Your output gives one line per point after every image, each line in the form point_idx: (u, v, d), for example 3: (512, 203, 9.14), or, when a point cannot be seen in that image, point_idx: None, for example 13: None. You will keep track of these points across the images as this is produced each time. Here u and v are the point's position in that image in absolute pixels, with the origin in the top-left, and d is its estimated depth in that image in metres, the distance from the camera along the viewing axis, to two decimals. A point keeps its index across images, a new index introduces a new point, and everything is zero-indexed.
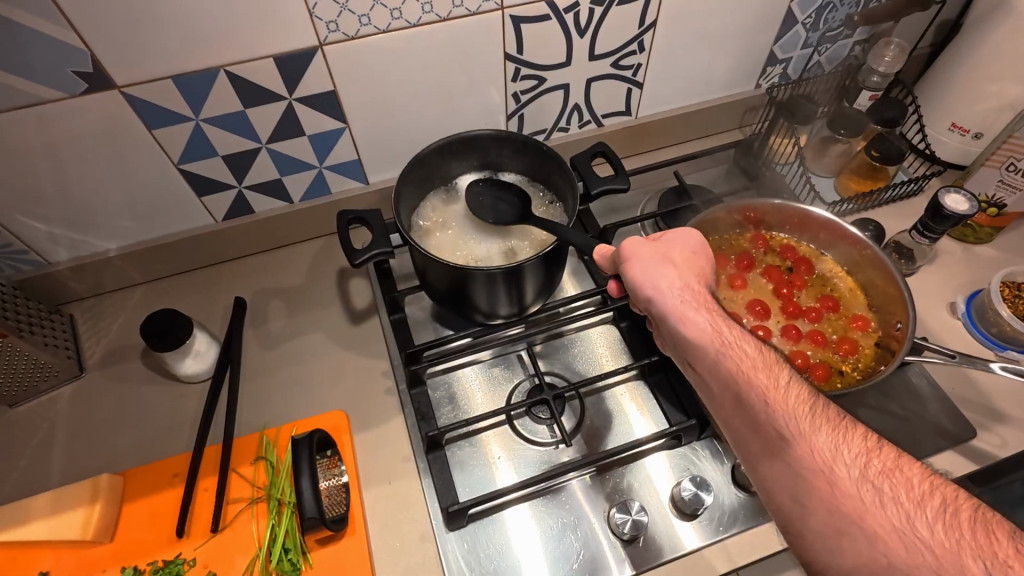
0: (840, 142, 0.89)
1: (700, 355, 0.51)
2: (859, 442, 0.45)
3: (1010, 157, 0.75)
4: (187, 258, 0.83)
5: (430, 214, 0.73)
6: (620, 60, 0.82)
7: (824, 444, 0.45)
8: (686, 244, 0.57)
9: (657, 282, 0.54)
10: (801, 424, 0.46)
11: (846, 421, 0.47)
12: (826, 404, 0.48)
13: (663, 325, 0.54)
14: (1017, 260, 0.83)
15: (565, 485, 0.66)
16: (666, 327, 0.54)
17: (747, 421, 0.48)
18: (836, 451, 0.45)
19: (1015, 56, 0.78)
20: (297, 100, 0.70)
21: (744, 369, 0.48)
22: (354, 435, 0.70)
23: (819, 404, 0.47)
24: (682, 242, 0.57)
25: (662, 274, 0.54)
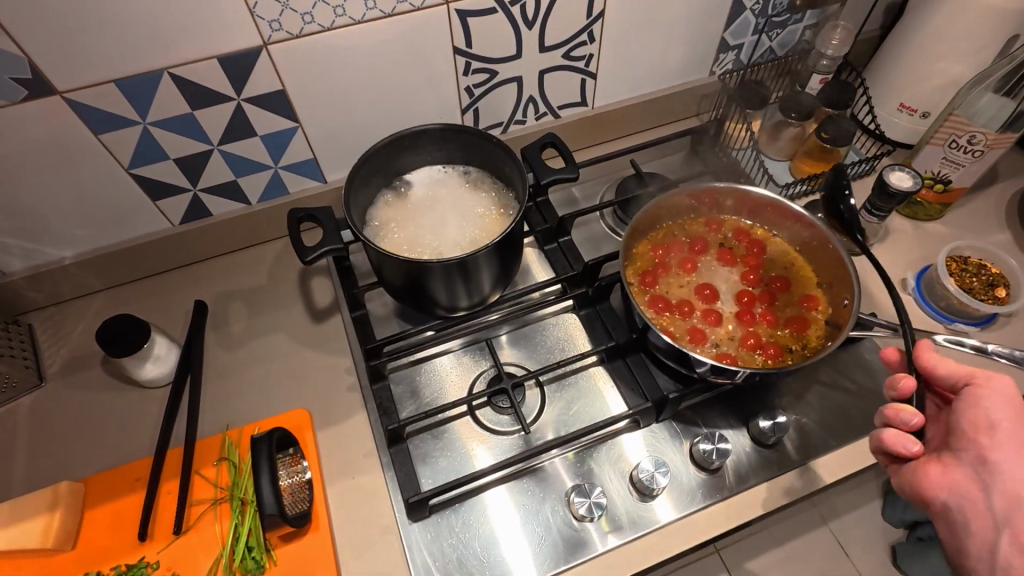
0: (791, 126, 0.90)
1: None
2: None
3: (952, 134, 0.77)
4: (146, 264, 0.82)
5: (383, 208, 0.73)
6: (571, 51, 0.82)
7: None
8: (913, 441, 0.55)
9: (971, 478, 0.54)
10: None
11: None
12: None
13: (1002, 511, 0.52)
14: (966, 235, 0.85)
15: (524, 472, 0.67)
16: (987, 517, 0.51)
17: None
18: None
19: (955, 35, 0.80)
20: (245, 101, 0.70)
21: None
22: (318, 432, 0.70)
23: None
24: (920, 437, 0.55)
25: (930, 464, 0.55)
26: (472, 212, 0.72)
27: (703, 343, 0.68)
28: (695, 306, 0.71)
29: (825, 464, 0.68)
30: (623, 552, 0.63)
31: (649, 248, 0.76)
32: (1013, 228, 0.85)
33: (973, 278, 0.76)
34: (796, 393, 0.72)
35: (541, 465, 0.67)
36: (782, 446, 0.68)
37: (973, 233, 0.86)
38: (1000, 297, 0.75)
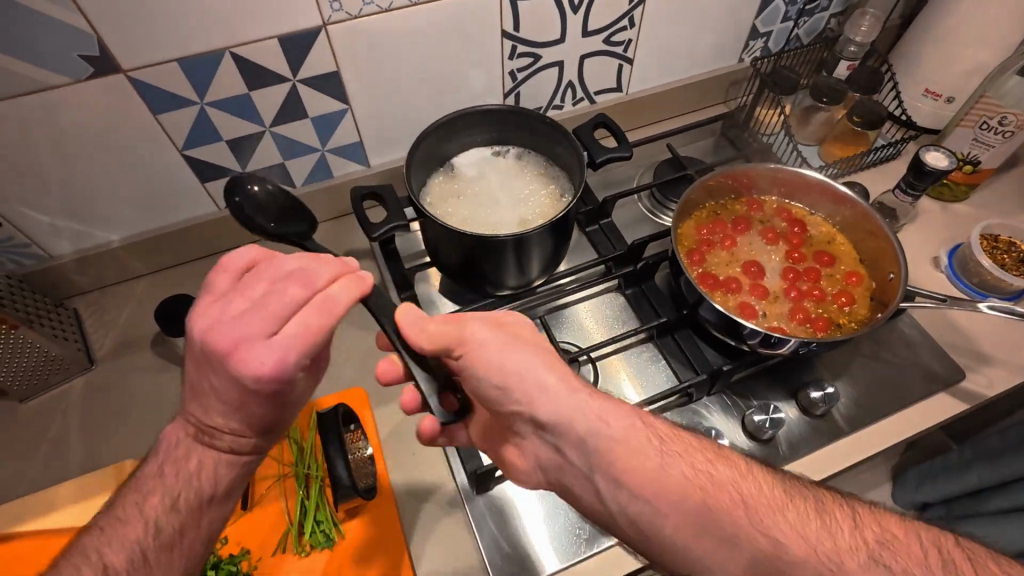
0: (822, 110, 0.92)
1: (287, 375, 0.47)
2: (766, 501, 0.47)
3: (983, 116, 0.79)
4: (191, 248, 0.82)
5: (438, 187, 0.74)
6: (611, 36, 0.84)
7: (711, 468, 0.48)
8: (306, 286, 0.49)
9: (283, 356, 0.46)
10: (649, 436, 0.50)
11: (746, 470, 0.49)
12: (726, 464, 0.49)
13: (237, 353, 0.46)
14: (991, 215, 0.88)
15: None
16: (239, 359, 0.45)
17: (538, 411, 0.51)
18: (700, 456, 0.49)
19: (984, 21, 0.83)
20: (299, 82, 0.71)
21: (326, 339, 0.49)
22: (375, 410, 0.71)
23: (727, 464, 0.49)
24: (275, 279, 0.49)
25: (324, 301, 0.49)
26: (523, 193, 0.73)
27: (754, 317, 0.70)
28: (743, 283, 0.73)
29: (871, 435, 0.69)
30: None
31: (694, 227, 0.78)
32: None
33: (1005, 255, 0.79)
34: (839, 367, 0.74)
35: None
36: (830, 416, 0.70)
37: (998, 214, 0.89)
38: None
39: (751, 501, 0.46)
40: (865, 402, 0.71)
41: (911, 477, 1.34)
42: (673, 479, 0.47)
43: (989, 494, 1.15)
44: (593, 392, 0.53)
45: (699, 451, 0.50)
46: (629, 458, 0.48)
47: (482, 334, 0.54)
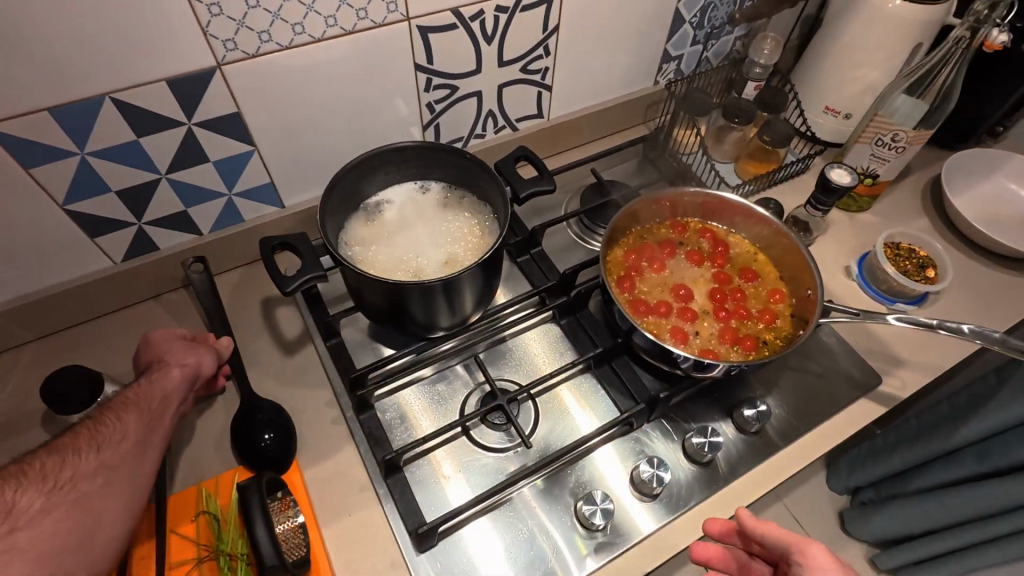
0: (735, 129, 0.95)
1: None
2: None
3: (878, 133, 0.84)
4: (82, 308, 0.74)
5: (359, 228, 0.70)
6: (528, 65, 0.83)
7: None
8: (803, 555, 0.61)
9: (806, 547, 0.61)
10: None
11: None
12: None
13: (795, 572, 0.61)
14: (893, 222, 0.94)
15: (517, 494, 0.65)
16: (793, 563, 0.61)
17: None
18: None
19: (870, 43, 0.89)
20: (196, 125, 0.65)
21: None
22: (304, 472, 0.66)
23: None
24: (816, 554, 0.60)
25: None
26: (448, 229, 0.70)
27: (687, 341, 0.71)
28: (674, 307, 0.74)
29: (804, 446, 0.71)
30: (633, 554, 0.63)
31: (622, 253, 0.78)
32: (930, 215, 0.95)
33: (907, 262, 0.84)
34: (770, 381, 0.76)
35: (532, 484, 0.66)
36: (763, 432, 0.72)
37: (898, 221, 0.95)
38: (930, 277, 0.83)
39: None
40: (796, 413, 0.73)
41: (844, 465, 1.40)
42: None
43: (911, 475, 1.22)
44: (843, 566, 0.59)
45: None
46: None
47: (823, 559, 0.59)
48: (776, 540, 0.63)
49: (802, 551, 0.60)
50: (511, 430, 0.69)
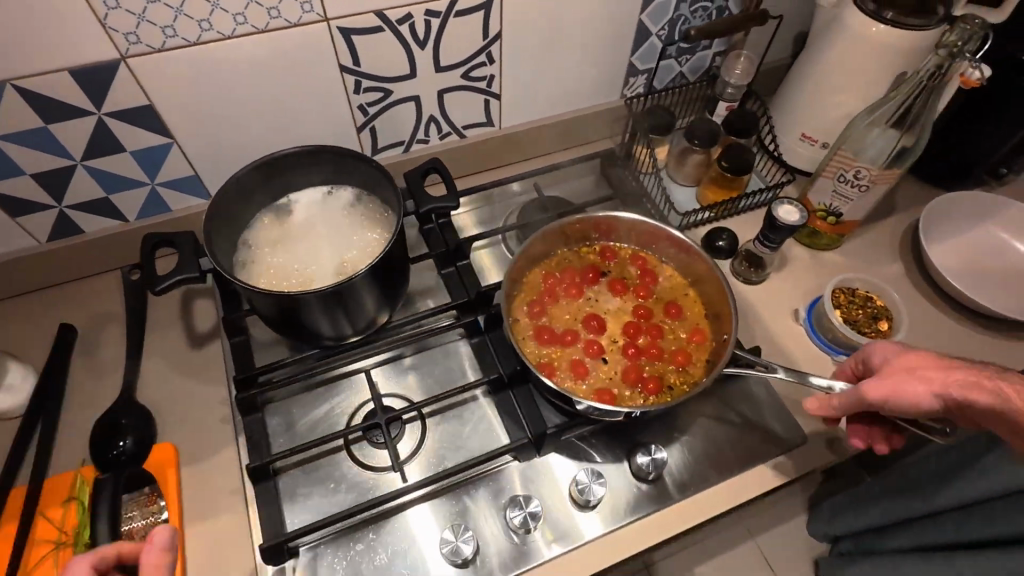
0: (695, 152, 0.89)
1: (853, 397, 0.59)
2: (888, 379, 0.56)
3: (840, 168, 0.77)
4: (7, 284, 0.76)
5: (263, 231, 0.69)
6: (470, 71, 0.80)
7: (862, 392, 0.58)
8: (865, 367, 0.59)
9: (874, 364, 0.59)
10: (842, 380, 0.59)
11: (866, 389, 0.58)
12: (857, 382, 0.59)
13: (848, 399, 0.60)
14: (860, 265, 0.87)
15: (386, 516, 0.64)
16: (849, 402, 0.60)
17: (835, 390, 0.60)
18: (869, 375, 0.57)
19: (850, 69, 0.81)
20: (107, 116, 0.66)
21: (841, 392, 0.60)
22: (183, 469, 0.66)
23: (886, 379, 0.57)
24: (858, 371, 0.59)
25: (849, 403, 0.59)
26: (351, 239, 0.69)
27: (585, 376, 0.67)
28: (581, 338, 0.70)
29: (706, 500, 0.67)
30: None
31: (538, 275, 0.75)
32: (905, 260, 0.88)
33: (859, 311, 0.77)
34: (683, 427, 0.71)
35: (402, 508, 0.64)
36: (660, 481, 0.67)
37: (867, 264, 0.87)
38: (883, 330, 0.76)
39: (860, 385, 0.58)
40: (703, 464, 0.69)
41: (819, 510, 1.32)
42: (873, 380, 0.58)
43: None
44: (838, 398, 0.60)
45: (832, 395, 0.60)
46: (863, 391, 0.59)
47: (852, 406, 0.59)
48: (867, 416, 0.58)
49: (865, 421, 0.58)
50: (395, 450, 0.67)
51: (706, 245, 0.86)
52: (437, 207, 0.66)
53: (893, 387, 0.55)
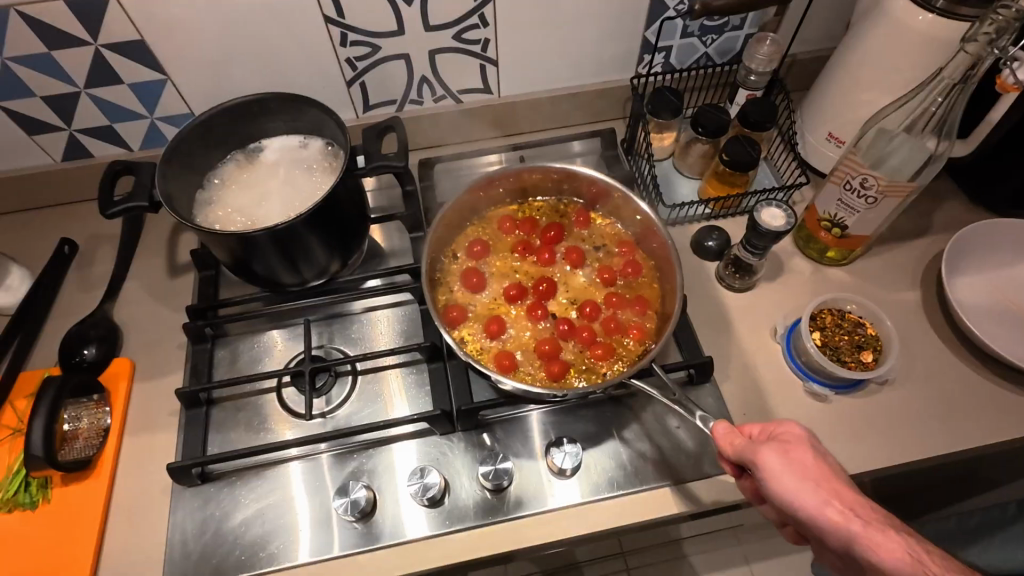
0: (701, 143, 0.84)
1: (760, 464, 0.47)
2: (818, 484, 0.45)
3: (847, 175, 0.69)
4: (28, 196, 0.84)
5: (227, 173, 0.71)
6: (462, 33, 0.78)
7: (772, 464, 0.47)
8: (780, 448, 0.48)
9: (790, 448, 0.48)
10: (759, 443, 0.49)
11: (788, 470, 0.46)
12: (787, 454, 0.47)
13: (746, 458, 0.48)
14: (867, 287, 0.78)
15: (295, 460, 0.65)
16: (747, 460, 0.48)
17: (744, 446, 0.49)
18: (801, 471, 0.46)
19: (886, 63, 0.71)
20: (103, 47, 0.70)
21: (743, 447, 0.49)
22: (135, 384, 0.71)
23: (827, 490, 0.45)
24: (776, 448, 0.48)
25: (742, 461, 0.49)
26: (310, 189, 0.69)
27: (499, 335, 0.68)
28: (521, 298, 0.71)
29: (620, 506, 0.63)
30: (366, 560, 0.60)
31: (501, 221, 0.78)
32: (924, 289, 0.77)
33: (842, 336, 0.70)
34: (616, 429, 0.67)
35: (313, 455, 0.65)
36: (577, 479, 0.64)
37: (876, 286, 0.78)
38: (866, 361, 0.68)
39: (782, 465, 0.46)
40: (627, 470, 0.65)
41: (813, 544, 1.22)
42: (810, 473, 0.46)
43: None
44: (741, 452, 0.49)
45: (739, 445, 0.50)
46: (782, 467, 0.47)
47: (764, 465, 0.47)
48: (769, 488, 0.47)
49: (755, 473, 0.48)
50: (322, 399, 0.69)
51: (694, 245, 0.80)
52: (387, 167, 0.66)
53: (800, 473, 0.46)
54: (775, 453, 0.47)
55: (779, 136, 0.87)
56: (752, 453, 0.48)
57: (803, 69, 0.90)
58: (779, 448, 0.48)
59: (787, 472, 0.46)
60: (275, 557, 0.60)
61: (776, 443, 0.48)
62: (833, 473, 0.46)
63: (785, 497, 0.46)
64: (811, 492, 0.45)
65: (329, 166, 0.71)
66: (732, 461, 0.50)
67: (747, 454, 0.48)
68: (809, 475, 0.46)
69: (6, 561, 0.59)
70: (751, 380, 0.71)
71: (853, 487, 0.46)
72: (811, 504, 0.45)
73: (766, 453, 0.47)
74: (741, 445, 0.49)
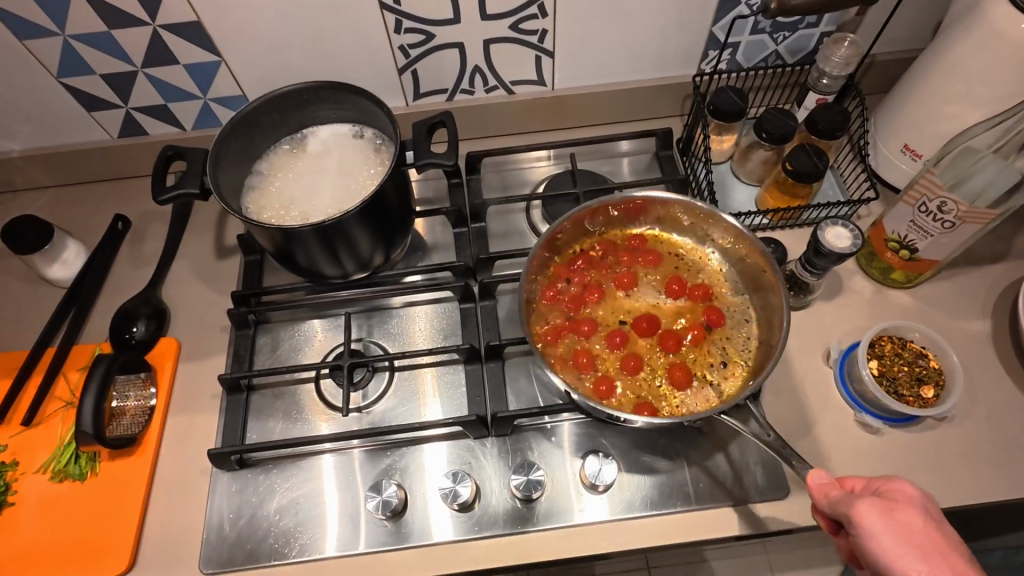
0: (762, 148, 0.79)
1: (858, 522, 0.45)
2: (923, 556, 0.42)
3: (923, 195, 0.64)
4: (86, 170, 0.86)
5: (276, 161, 0.71)
6: (519, 23, 0.75)
7: (872, 524, 0.44)
8: (886, 508, 0.45)
9: (894, 509, 0.45)
10: (861, 499, 0.46)
11: (891, 532, 0.44)
12: (895, 516, 0.44)
13: (844, 512, 0.46)
14: (931, 313, 0.73)
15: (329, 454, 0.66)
16: (845, 515, 0.46)
17: (841, 498, 0.47)
18: (905, 537, 0.43)
19: (979, 74, 0.65)
20: (160, 28, 0.70)
21: (838, 501, 0.47)
22: (179, 363, 0.73)
23: (936, 564, 0.42)
24: (880, 506, 0.45)
25: (838, 516, 0.46)
26: (356, 182, 0.68)
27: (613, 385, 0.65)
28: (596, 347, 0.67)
29: (650, 527, 0.61)
30: (391, 558, 0.61)
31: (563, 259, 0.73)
32: (995, 319, 0.72)
33: (902, 367, 0.66)
34: (653, 446, 0.65)
35: (347, 449, 0.66)
36: (609, 495, 0.63)
37: (941, 313, 0.73)
38: (925, 397, 0.64)
39: (884, 529, 0.44)
40: (662, 490, 0.63)
41: None
42: (917, 537, 0.43)
43: None
44: (838, 508, 0.46)
45: (833, 497, 0.47)
46: (889, 528, 0.44)
47: (864, 523, 0.44)
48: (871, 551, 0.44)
49: (852, 529, 0.45)
50: (360, 393, 0.69)
51: None
52: (435, 166, 0.64)
53: (903, 540, 0.43)
54: (878, 511, 0.44)
55: (849, 143, 0.82)
56: (848, 507, 0.45)
57: (880, 71, 0.84)
58: (882, 505, 0.45)
59: (888, 533, 0.43)
60: (309, 546, 0.61)
61: (880, 501, 0.45)
62: (945, 541, 0.43)
63: (884, 560, 0.43)
64: (916, 559, 0.42)
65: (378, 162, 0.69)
66: (826, 513, 0.48)
67: (842, 508, 0.46)
68: (915, 544, 0.43)
69: (57, 528, 0.62)
70: (797, 404, 0.68)
71: (969, 560, 0.43)
72: (914, 572, 0.42)
73: (866, 509, 0.45)
74: (839, 499, 0.47)
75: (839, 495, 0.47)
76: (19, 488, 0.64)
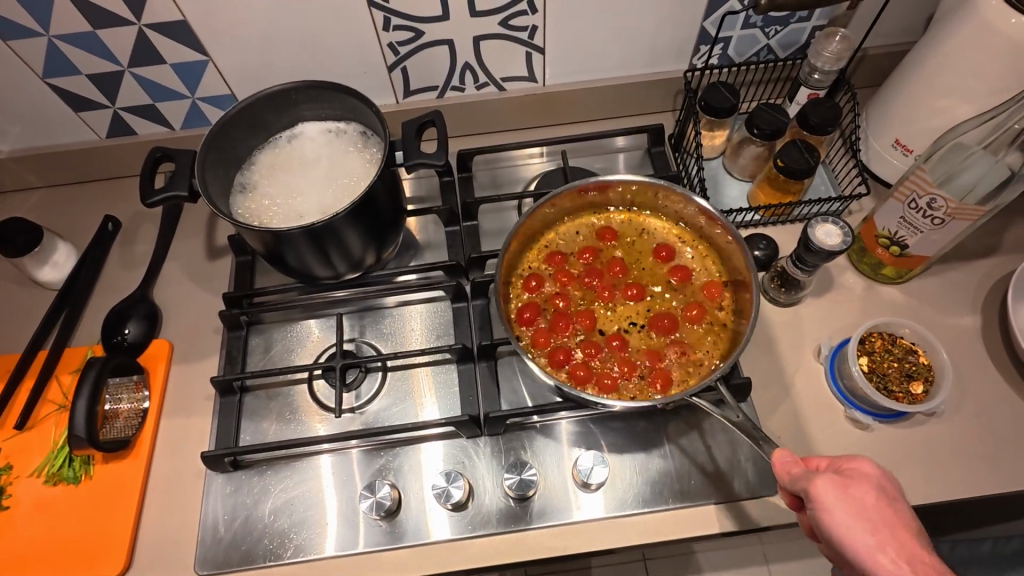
0: (754, 144, 0.79)
1: (814, 498, 0.45)
2: (869, 529, 0.44)
3: (913, 192, 0.65)
4: (76, 171, 0.86)
5: (263, 163, 0.70)
6: (509, 19, 0.74)
7: (827, 498, 0.45)
8: (842, 484, 0.46)
9: (848, 485, 0.45)
10: (819, 475, 0.46)
11: (844, 506, 0.44)
12: (848, 491, 0.45)
13: (802, 488, 0.46)
14: (921, 309, 0.73)
15: (321, 454, 0.66)
16: (802, 491, 0.46)
17: (800, 475, 0.47)
18: (860, 513, 0.44)
19: (970, 69, 0.65)
20: (146, 27, 0.69)
21: (799, 480, 0.47)
22: (172, 366, 0.73)
23: (885, 539, 0.43)
24: (837, 482, 0.46)
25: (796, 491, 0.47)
26: (346, 180, 0.68)
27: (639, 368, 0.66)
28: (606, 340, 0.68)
29: (640, 525, 0.62)
30: (387, 557, 0.61)
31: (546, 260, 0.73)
32: (985, 314, 0.72)
33: (892, 363, 0.66)
34: (645, 444, 0.66)
35: (343, 450, 0.66)
36: (600, 494, 0.63)
37: (931, 308, 0.73)
38: (914, 393, 0.65)
39: (840, 505, 0.44)
40: (654, 488, 0.63)
41: None
42: (868, 510, 0.44)
43: None
44: (797, 486, 0.47)
45: (791, 473, 0.48)
46: (843, 504, 0.44)
47: (820, 497, 0.45)
48: (825, 525, 0.45)
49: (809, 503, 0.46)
50: (352, 394, 0.69)
51: None
52: (425, 167, 0.64)
53: (853, 514, 0.44)
54: (834, 486, 0.45)
55: (841, 137, 0.82)
56: (807, 483, 0.46)
57: (872, 65, 0.84)
58: (839, 481, 0.46)
59: (843, 508, 0.44)
60: (304, 547, 0.61)
61: (836, 477, 0.46)
62: (896, 517, 0.44)
63: (836, 533, 0.44)
64: (865, 531, 0.43)
65: (364, 159, 0.69)
66: (786, 489, 0.48)
67: (800, 483, 0.47)
68: (870, 521, 0.44)
69: (52, 531, 0.63)
70: (790, 399, 0.68)
71: (921, 537, 0.44)
72: (862, 544, 0.43)
73: (822, 484, 0.45)
74: (800, 477, 0.47)
75: (799, 473, 0.48)
76: (13, 491, 0.64)
